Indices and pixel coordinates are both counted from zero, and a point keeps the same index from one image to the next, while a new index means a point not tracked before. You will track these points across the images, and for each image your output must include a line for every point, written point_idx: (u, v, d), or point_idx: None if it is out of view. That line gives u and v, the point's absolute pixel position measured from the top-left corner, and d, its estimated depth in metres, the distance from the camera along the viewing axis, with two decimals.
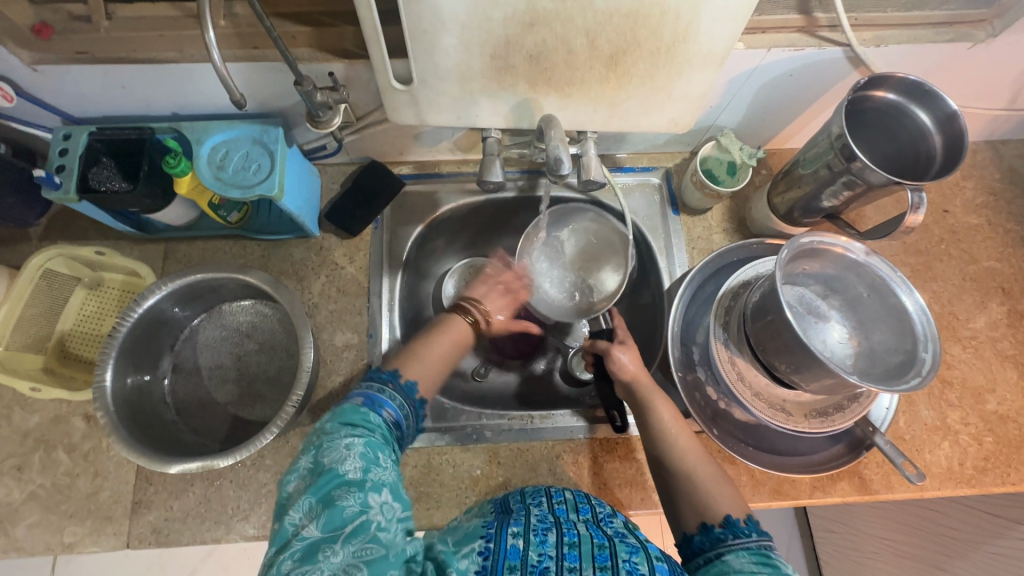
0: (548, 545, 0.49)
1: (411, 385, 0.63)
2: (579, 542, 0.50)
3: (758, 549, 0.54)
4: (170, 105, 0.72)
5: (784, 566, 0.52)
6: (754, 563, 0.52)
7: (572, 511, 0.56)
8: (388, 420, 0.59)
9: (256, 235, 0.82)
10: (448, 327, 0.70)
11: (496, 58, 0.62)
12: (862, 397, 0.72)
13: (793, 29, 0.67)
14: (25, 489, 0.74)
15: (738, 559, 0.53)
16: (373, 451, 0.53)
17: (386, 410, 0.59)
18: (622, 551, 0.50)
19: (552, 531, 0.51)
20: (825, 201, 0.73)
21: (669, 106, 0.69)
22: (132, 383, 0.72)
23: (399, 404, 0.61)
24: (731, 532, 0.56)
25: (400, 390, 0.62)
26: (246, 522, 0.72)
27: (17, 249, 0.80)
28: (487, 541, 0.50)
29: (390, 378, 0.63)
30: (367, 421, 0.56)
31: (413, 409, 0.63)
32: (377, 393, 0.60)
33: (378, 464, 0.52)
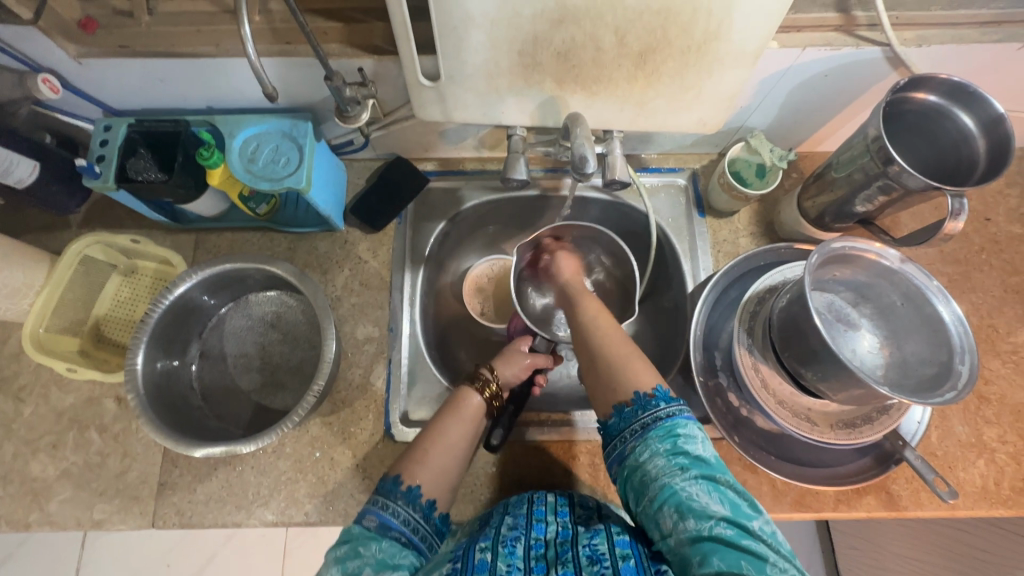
0: (517, 555, 0.50)
1: (415, 488, 0.57)
2: (546, 547, 0.52)
3: (668, 429, 0.52)
4: (206, 99, 0.74)
5: (696, 445, 0.51)
6: (669, 459, 0.50)
7: (551, 513, 0.57)
8: (373, 527, 0.54)
9: (283, 228, 0.84)
10: (459, 406, 0.65)
11: (524, 55, 0.62)
12: (892, 409, 0.70)
13: (829, 28, 0.65)
14: (60, 466, 0.77)
15: (653, 455, 0.51)
16: (357, 547, 0.52)
17: (371, 517, 0.55)
18: (583, 538, 0.52)
19: (520, 540, 0.52)
20: (858, 206, 0.71)
21: (698, 106, 0.68)
22: (161, 368, 0.74)
23: (398, 514, 0.55)
24: (643, 414, 0.53)
25: (404, 499, 0.56)
26: (265, 508, 0.74)
27: (58, 236, 0.83)
28: (454, 563, 0.50)
29: (386, 485, 0.57)
30: (352, 533, 0.54)
31: (420, 514, 0.56)
32: (374, 509, 0.55)
33: (358, 555, 0.51)
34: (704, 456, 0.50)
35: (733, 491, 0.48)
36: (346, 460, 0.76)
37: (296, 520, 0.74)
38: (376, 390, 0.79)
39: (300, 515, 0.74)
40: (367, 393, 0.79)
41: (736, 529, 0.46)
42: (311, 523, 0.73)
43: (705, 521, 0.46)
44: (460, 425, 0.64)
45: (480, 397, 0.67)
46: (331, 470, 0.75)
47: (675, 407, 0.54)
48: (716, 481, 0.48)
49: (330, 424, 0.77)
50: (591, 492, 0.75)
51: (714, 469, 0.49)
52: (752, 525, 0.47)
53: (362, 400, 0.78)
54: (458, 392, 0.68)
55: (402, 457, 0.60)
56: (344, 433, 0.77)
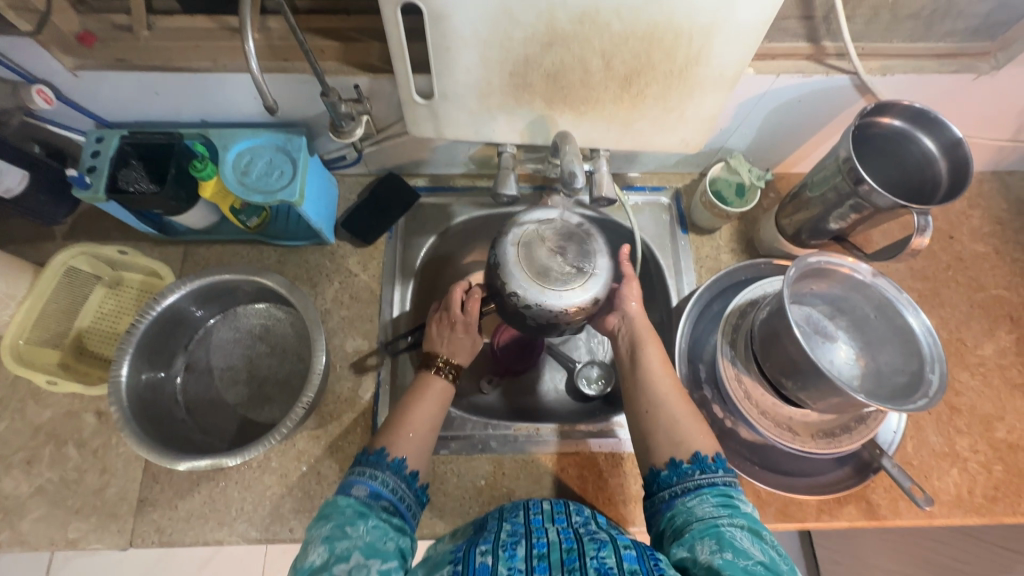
0: (517, 558, 0.50)
1: (398, 459, 0.60)
2: (549, 551, 0.50)
3: (721, 488, 0.56)
4: (200, 113, 0.75)
5: (744, 506, 0.54)
6: (716, 506, 0.54)
7: (548, 520, 0.56)
8: (361, 496, 0.55)
9: (274, 240, 0.84)
10: (426, 386, 0.67)
11: (515, 76, 0.64)
12: (870, 418, 0.73)
13: (802, 56, 0.69)
14: (34, 483, 0.74)
15: (699, 502, 0.55)
16: (342, 527, 0.51)
17: (359, 488, 0.56)
18: (590, 549, 0.50)
19: (520, 544, 0.52)
20: (832, 223, 0.75)
21: (681, 127, 0.71)
22: (146, 380, 0.73)
23: (382, 480, 0.57)
24: (701, 471, 0.57)
25: (390, 468, 0.58)
26: (249, 524, 0.73)
27: (42, 247, 0.82)
28: (455, 563, 0.50)
29: (369, 458, 0.59)
30: (338, 507, 0.54)
31: (403, 481, 0.58)
32: (363, 478, 0.56)
33: (345, 537, 0.50)
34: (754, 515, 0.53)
35: (775, 550, 0.49)
36: (333, 473, 0.75)
37: (280, 536, 0.72)
38: (365, 403, 0.79)
39: (285, 531, 0.73)
40: (355, 406, 0.78)
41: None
42: (296, 539, 0.72)
43: (743, 557, 0.47)
44: (430, 407, 0.65)
45: (441, 379, 0.68)
46: (318, 484, 0.75)
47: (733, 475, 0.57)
48: (760, 535, 0.51)
49: (318, 438, 0.77)
50: (580, 500, 0.76)
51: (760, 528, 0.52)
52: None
53: (351, 413, 0.78)
54: (417, 378, 0.69)
55: (384, 431, 0.62)
56: (332, 447, 0.76)
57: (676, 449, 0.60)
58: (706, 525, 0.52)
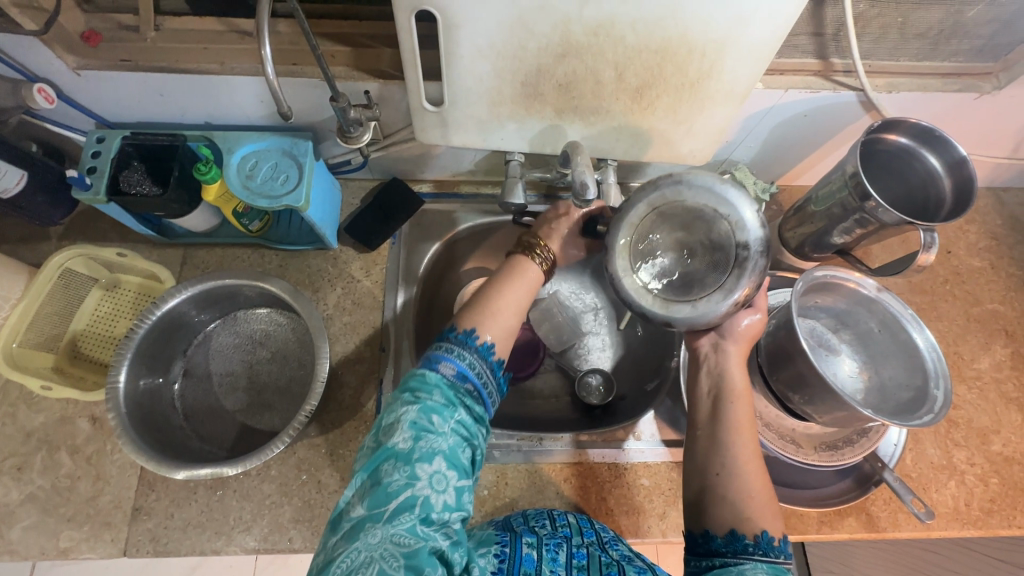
0: (559, 563, 0.52)
1: (487, 342, 0.57)
2: (588, 563, 0.53)
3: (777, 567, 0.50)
4: (204, 114, 0.74)
5: None
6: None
7: (578, 533, 0.58)
8: (448, 375, 0.54)
9: (275, 244, 0.83)
10: (521, 272, 0.63)
11: (526, 85, 0.64)
12: (871, 431, 0.73)
13: (809, 72, 0.70)
14: (24, 491, 0.72)
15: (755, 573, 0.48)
16: (429, 416, 0.50)
17: (445, 366, 0.54)
18: (630, 570, 0.52)
19: (562, 548, 0.54)
20: (836, 237, 0.76)
21: (690, 139, 0.71)
22: (144, 386, 0.72)
23: (467, 361, 0.55)
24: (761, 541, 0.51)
25: (478, 352, 0.56)
26: (247, 534, 0.71)
27: (37, 248, 0.81)
28: (502, 545, 0.53)
29: (457, 334, 0.57)
30: (429, 384, 0.53)
31: (488, 366, 0.56)
32: (452, 358, 0.54)
33: (431, 430, 0.50)
34: None
35: None
36: (334, 482, 0.74)
37: (279, 546, 0.71)
38: (367, 411, 0.78)
39: (284, 541, 0.71)
40: (357, 414, 0.77)
41: None
42: (295, 550, 0.71)
43: None
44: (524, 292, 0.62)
45: (536, 269, 0.64)
46: (318, 493, 0.74)
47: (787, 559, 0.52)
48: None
49: (319, 446, 0.76)
50: (583, 510, 0.76)
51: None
52: None
53: (353, 421, 0.77)
54: (513, 260, 0.65)
55: (471, 308, 0.59)
56: (333, 455, 0.75)
57: (739, 519, 0.52)
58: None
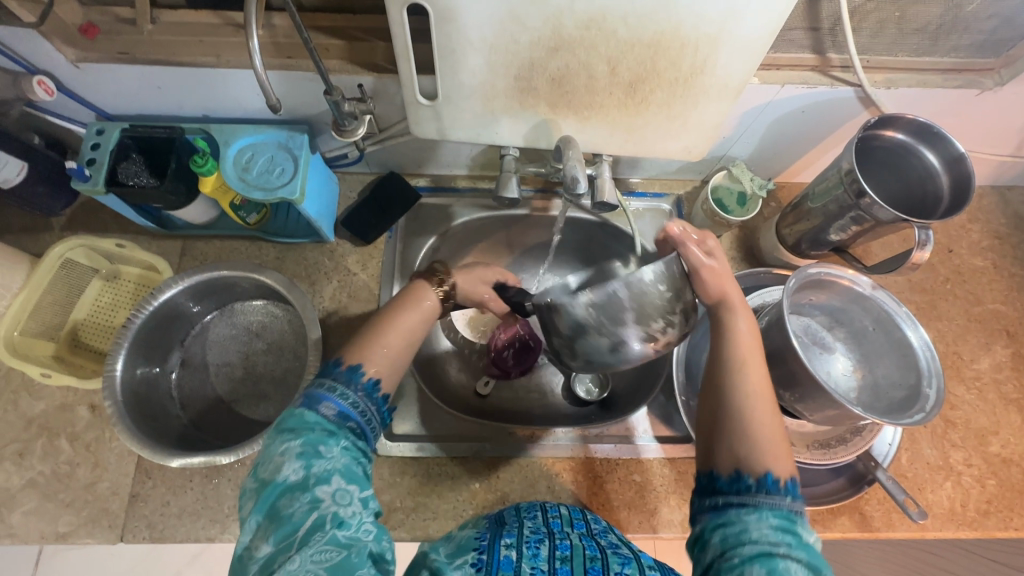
0: (540, 558, 0.49)
1: (372, 378, 0.55)
2: (572, 555, 0.50)
3: (783, 509, 0.48)
4: (202, 107, 0.74)
5: (806, 534, 0.48)
6: (776, 530, 0.47)
7: (567, 525, 0.56)
8: (331, 412, 0.51)
9: (273, 237, 0.84)
10: (416, 297, 0.62)
11: (519, 79, 0.64)
12: (865, 430, 0.73)
13: (806, 68, 0.69)
14: (25, 476, 0.74)
15: (757, 522, 0.48)
16: (315, 445, 0.48)
17: (326, 406, 0.51)
18: (614, 563, 0.50)
19: (544, 542, 0.51)
20: (833, 234, 0.75)
21: (684, 134, 0.71)
22: (141, 375, 0.73)
23: (349, 397, 0.53)
24: (747, 492, 0.50)
25: (362, 390, 0.54)
26: (241, 522, 0.72)
27: (38, 238, 0.82)
28: (479, 553, 0.49)
29: (337, 372, 0.55)
30: (308, 423, 0.50)
31: (371, 401, 0.54)
32: (329, 396, 0.52)
33: (323, 456, 0.47)
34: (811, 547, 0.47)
35: None
36: None
37: None
38: None
39: None
40: None
41: None
42: None
43: None
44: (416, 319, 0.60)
45: (435, 293, 0.63)
46: None
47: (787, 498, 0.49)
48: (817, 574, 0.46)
49: None
50: (575, 505, 0.76)
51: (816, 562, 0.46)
52: None
53: None
54: (411, 284, 0.64)
55: (356, 342, 0.58)
56: None
57: (745, 459, 0.51)
58: (761, 553, 0.46)
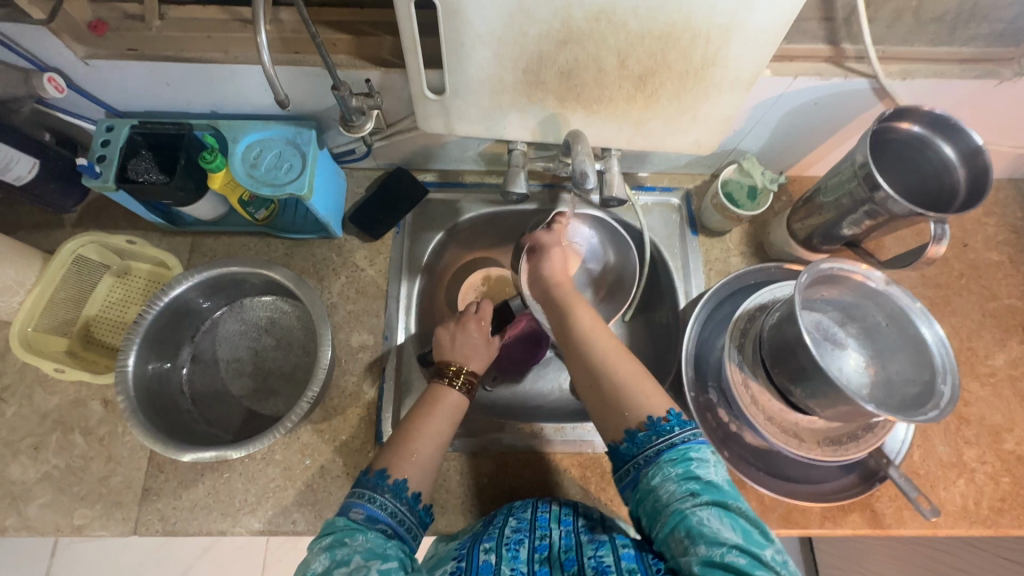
0: (520, 559, 0.53)
1: (399, 480, 0.58)
2: (550, 553, 0.54)
3: (680, 452, 0.52)
4: (210, 103, 0.74)
5: (705, 472, 0.51)
6: (680, 482, 0.50)
7: (554, 522, 0.59)
8: (359, 518, 0.55)
9: (281, 233, 0.84)
10: (436, 399, 0.66)
11: (528, 73, 0.64)
12: (877, 427, 0.72)
13: (820, 59, 0.68)
14: (40, 469, 0.75)
15: (662, 480, 0.51)
16: (342, 538, 0.52)
17: (356, 511, 0.55)
18: (588, 549, 0.54)
19: (524, 543, 0.55)
20: (845, 229, 0.74)
21: (694, 128, 0.70)
22: (153, 370, 0.73)
23: (377, 501, 0.56)
24: (647, 443, 0.54)
25: (390, 492, 0.57)
26: (252, 516, 0.73)
27: (50, 235, 0.82)
28: (459, 560, 0.54)
29: (368, 477, 0.58)
30: (336, 526, 0.54)
31: (406, 504, 0.57)
32: (360, 501, 0.56)
33: (345, 544, 0.51)
34: (716, 482, 0.50)
35: (743, 520, 0.48)
36: (337, 468, 0.75)
37: (283, 528, 0.73)
38: (370, 398, 0.79)
39: (288, 523, 0.73)
40: (360, 401, 0.78)
41: (750, 558, 0.45)
42: (299, 532, 0.73)
43: (716, 545, 0.46)
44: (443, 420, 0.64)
45: (456, 393, 0.67)
46: (321, 478, 0.75)
47: (690, 431, 0.53)
48: (726, 506, 0.48)
49: (322, 432, 0.77)
50: (583, 500, 0.76)
51: (725, 495, 0.49)
52: (765, 555, 0.46)
53: (356, 408, 0.78)
54: (431, 389, 0.68)
55: (391, 449, 0.61)
56: (336, 441, 0.76)
57: (628, 418, 0.56)
58: (673, 509, 0.50)
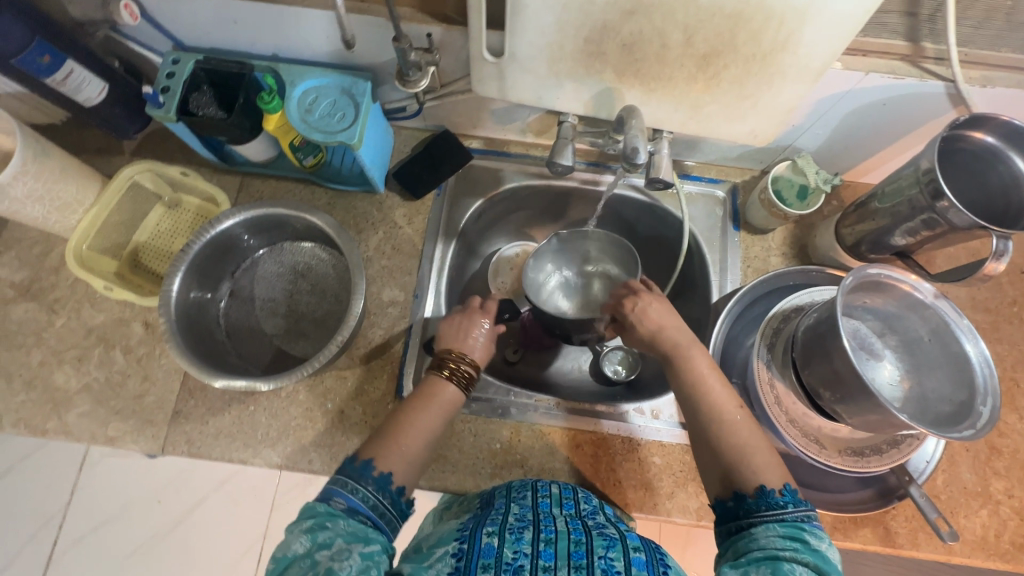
0: (524, 542, 0.51)
1: (385, 474, 0.56)
2: (557, 538, 0.51)
3: (793, 523, 0.50)
4: (272, 46, 0.76)
5: (817, 543, 0.49)
6: (782, 537, 0.49)
7: (556, 505, 0.59)
8: (341, 507, 0.53)
9: (325, 182, 0.86)
10: (430, 394, 0.65)
11: (589, 42, 0.63)
12: (903, 443, 0.71)
13: (896, 56, 0.65)
14: (82, 380, 0.79)
15: (766, 533, 0.50)
16: (324, 520, 0.51)
17: (338, 499, 0.54)
18: (599, 547, 0.50)
19: (528, 529, 0.53)
20: (897, 238, 0.71)
21: (752, 117, 0.69)
22: (194, 298, 0.76)
23: (361, 494, 0.54)
24: (761, 502, 0.52)
25: (374, 484, 0.55)
26: (272, 449, 0.76)
27: (110, 160, 0.86)
28: (461, 543, 0.52)
29: (355, 465, 0.56)
30: (315, 509, 0.52)
31: (387, 497, 0.56)
32: (341, 490, 0.54)
33: (324, 528, 0.50)
34: (823, 554, 0.48)
35: None
36: (356, 415, 0.77)
37: (299, 466, 0.76)
38: (395, 352, 0.80)
39: (304, 461, 0.76)
40: (385, 353, 0.80)
41: None
42: (314, 471, 0.76)
43: None
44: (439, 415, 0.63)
45: (452, 386, 0.66)
46: (340, 422, 0.77)
47: (804, 511, 0.51)
48: None
49: (346, 378, 0.79)
50: (591, 478, 0.76)
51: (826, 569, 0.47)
52: None
53: (380, 359, 0.80)
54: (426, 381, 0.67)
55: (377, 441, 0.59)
56: (357, 389, 0.79)
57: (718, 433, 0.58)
58: (767, 556, 0.48)
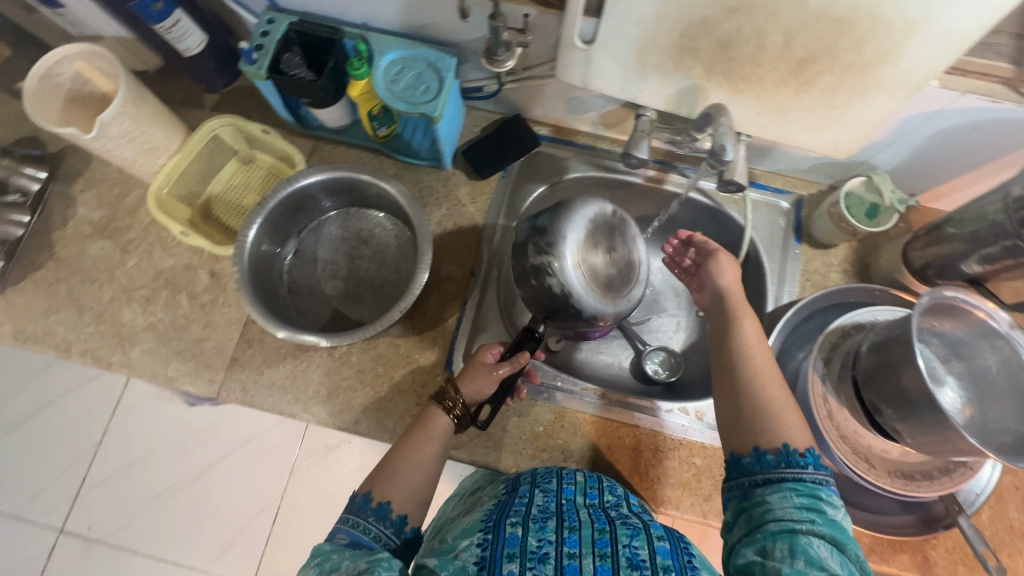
0: (547, 530, 0.48)
1: (385, 504, 0.56)
2: (580, 527, 0.49)
3: (809, 488, 0.49)
4: (363, 15, 0.78)
5: (834, 511, 0.48)
6: (799, 508, 0.48)
7: (580, 493, 0.57)
8: (342, 542, 0.53)
9: (395, 154, 0.88)
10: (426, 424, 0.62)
11: (685, 37, 0.63)
12: (955, 472, 0.69)
13: (996, 79, 0.64)
14: (148, 319, 0.82)
15: (782, 502, 0.49)
16: (329, 553, 0.51)
17: (340, 536, 0.54)
18: (623, 536, 0.49)
19: (551, 518, 0.50)
20: (971, 265, 0.70)
21: (837, 128, 0.68)
22: (264, 252, 0.79)
23: (364, 528, 0.54)
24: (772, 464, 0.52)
25: (373, 516, 0.55)
26: (322, 406, 0.78)
27: (192, 112, 0.89)
28: (485, 535, 0.49)
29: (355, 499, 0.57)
30: (320, 549, 0.52)
31: (390, 526, 0.55)
32: (344, 526, 0.54)
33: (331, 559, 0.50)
34: (839, 523, 0.47)
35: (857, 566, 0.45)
36: (405, 383, 0.79)
37: (347, 425, 0.78)
38: (448, 326, 0.82)
39: (352, 422, 0.78)
40: (438, 326, 0.82)
41: None
42: (360, 432, 0.77)
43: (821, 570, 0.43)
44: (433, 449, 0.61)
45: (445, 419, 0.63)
46: (389, 388, 0.79)
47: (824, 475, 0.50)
48: (841, 546, 0.46)
49: (398, 346, 0.81)
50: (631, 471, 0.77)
51: (844, 541, 0.46)
52: None
53: (433, 332, 0.81)
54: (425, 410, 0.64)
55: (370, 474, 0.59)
56: (408, 358, 0.80)
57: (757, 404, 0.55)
58: (783, 528, 0.47)
